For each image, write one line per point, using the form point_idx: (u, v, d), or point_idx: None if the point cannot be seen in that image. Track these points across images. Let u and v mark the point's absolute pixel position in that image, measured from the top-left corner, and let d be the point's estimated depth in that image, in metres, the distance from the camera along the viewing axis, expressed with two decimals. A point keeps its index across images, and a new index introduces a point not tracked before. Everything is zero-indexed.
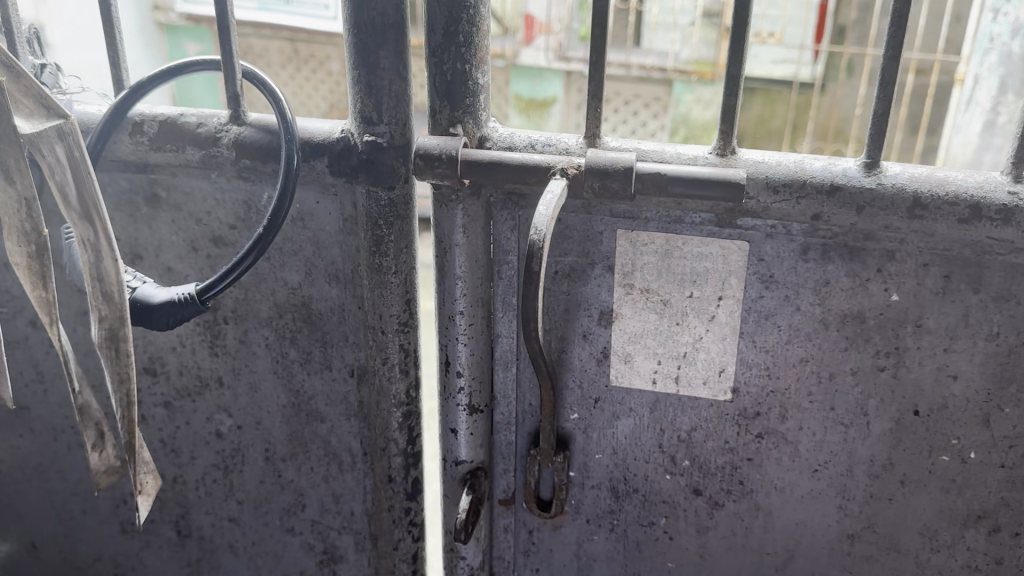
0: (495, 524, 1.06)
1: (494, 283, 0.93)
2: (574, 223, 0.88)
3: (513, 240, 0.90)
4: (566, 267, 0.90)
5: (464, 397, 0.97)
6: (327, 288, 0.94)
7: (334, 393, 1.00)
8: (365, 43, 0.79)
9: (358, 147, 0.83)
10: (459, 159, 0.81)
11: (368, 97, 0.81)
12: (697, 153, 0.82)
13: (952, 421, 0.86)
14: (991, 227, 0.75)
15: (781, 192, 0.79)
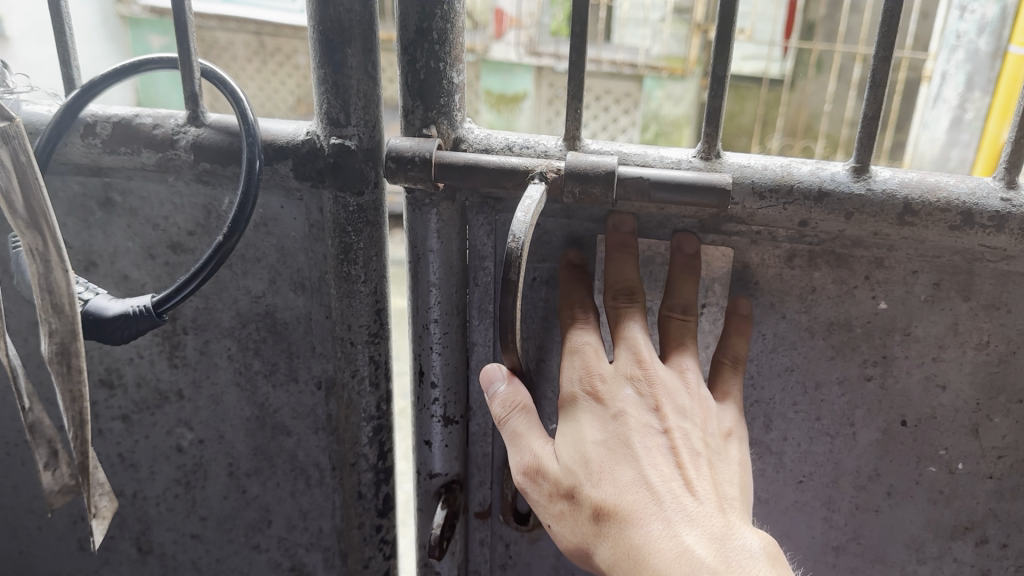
0: (471, 536, 1.02)
1: (469, 290, 0.89)
2: (550, 225, 0.84)
3: (491, 245, 0.86)
4: (545, 274, 0.86)
5: (439, 408, 0.93)
6: (292, 297, 0.89)
7: (301, 405, 0.96)
8: (332, 42, 0.74)
9: (325, 150, 0.78)
10: (433, 162, 0.76)
11: (335, 98, 0.76)
12: (680, 157, 0.79)
13: (940, 431, 0.83)
14: (983, 234, 0.72)
15: (768, 198, 0.75)
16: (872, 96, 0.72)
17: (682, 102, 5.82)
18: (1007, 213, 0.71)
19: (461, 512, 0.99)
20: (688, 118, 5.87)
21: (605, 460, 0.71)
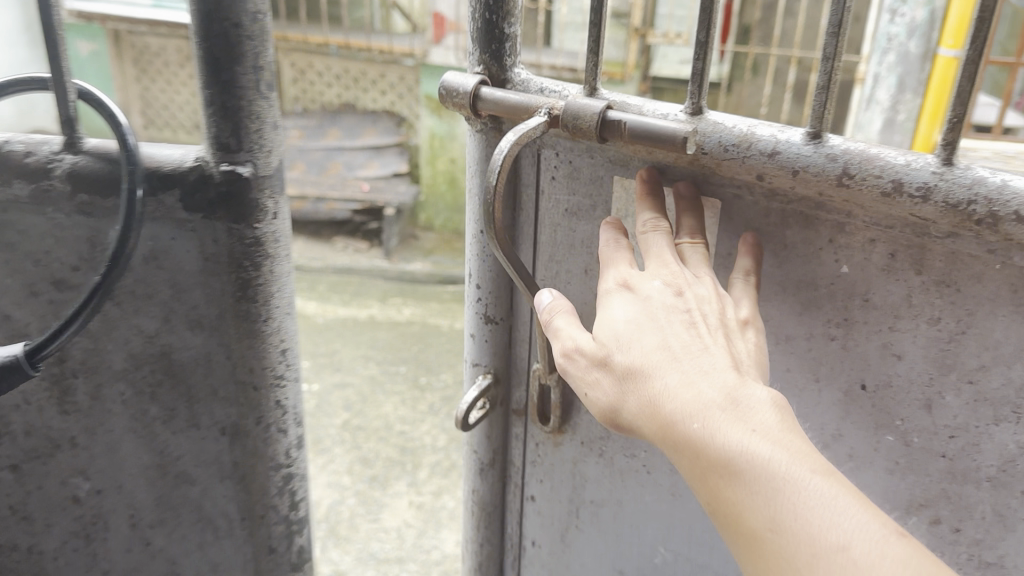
0: (510, 430, 1.16)
1: (517, 211, 1.01)
2: (579, 163, 0.93)
3: (536, 170, 0.97)
4: (575, 205, 0.95)
5: (482, 307, 1.08)
6: (189, 337, 0.82)
7: (204, 452, 0.89)
8: (217, 59, 0.68)
9: (214, 178, 0.73)
10: (471, 96, 0.92)
11: (224, 119, 0.71)
12: (670, 111, 0.85)
13: (896, 401, 0.80)
14: (913, 204, 0.70)
15: (731, 152, 0.78)
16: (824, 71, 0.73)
17: None
18: (945, 184, 0.68)
19: (499, 403, 1.13)
20: None
21: (632, 334, 0.72)
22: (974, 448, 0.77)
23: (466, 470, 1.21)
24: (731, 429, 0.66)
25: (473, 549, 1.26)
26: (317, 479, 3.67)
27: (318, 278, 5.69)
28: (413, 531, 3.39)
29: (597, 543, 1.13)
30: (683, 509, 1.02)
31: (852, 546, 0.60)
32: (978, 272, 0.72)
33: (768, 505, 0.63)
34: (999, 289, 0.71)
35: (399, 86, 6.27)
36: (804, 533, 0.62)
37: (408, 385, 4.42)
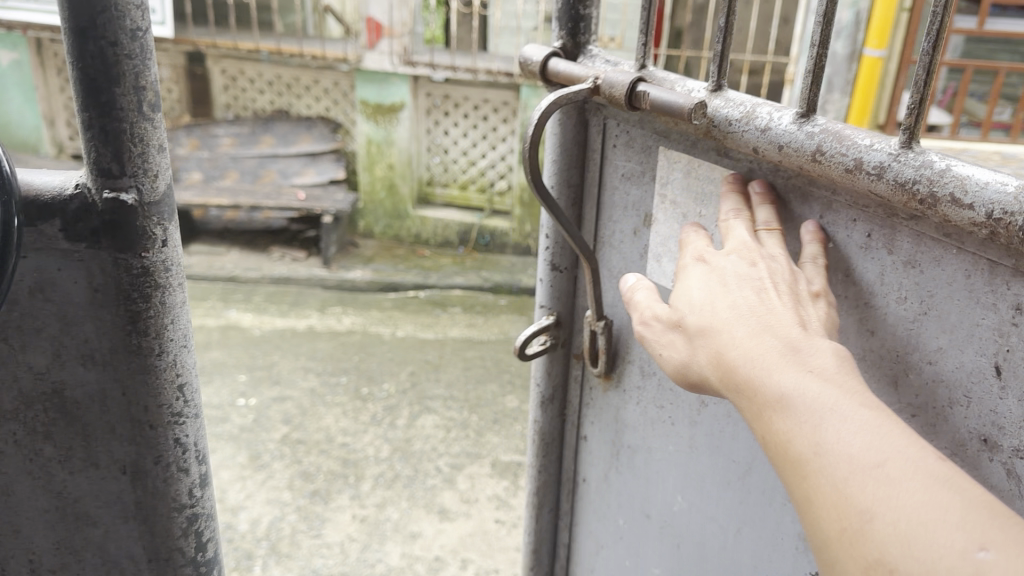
0: (571, 372, 1.44)
1: (584, 174, 1.29)
2: (630, 141, 1.19)
3: (601, 147, 1.24)
4: (629, 170, 1.21)
5: (548, 256, 1.36)
6: (82, 373, 0.92)
7: (105, 491, 0.99)
8: (96, 81, 0.81)
9: (98, 204, 0.84)
10: (545, 67, 1.25)
11: (106, 145, 0.83)
12: (697, 87, 1.07)
13: (869, 371, 0.90)
14: (870, 180, 0.81)
15: (735, 126, 0.95)
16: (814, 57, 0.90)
17: None
18: (897, 163, 0.79)
19: (562, 345, 1.41)
20: None
21: (705, 298, 0.87)
22: (932, 426, 0.85)
23: (534, 401, 1.49)
24: (787, 369, 0.76)
25: (536, 476, 1.54)
26: (256, 496, 3.58)
27: (255, 289, 5.58)
28: (356, 545, 3.32)
29: (633, 484, 1.35)
30: (696, 461, 1.19)
31: (886, 462, 0.67)
32: (936, 255, 0.81)
33: (814, 431, 0.71)
34: (954, 274, 0.79)
35: (333, 92, 6.23)
36: (844, 451, 0.69)
37: (348, 396, 4.34)
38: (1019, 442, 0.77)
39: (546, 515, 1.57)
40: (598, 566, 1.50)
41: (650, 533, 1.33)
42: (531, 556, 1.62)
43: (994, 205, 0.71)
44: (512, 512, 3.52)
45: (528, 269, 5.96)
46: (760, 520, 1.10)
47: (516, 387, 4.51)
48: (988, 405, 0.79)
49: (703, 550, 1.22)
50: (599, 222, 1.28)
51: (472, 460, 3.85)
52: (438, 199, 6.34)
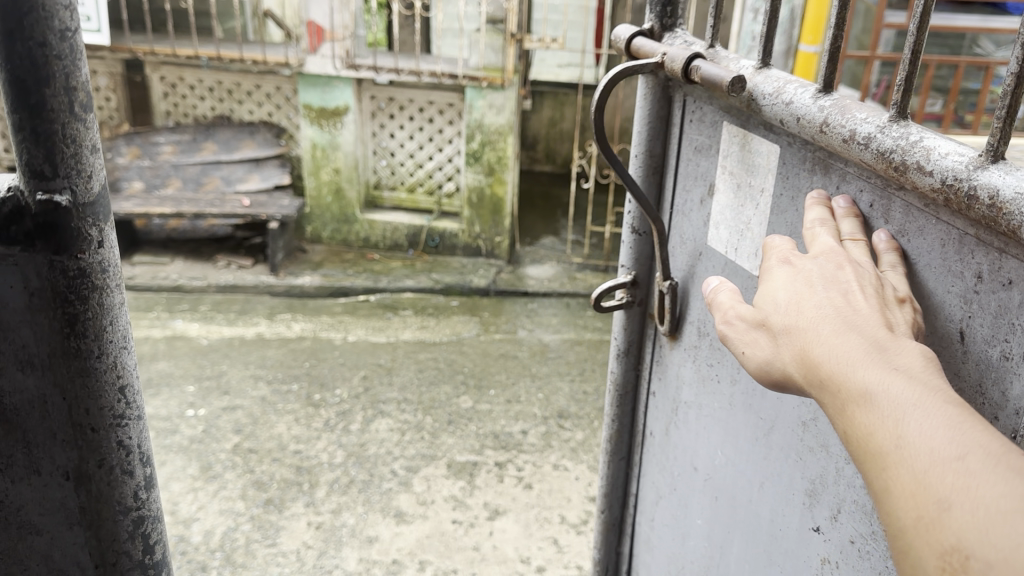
0: (647, 329, 1.62)
1: (665, 146, 1.47)
2: (702, 118, 1.36)
3: (681, 122, 1.43)
4: (699, 142, 1.38)
5: (629, 221, 1.55)
6: (23, 381, 0.97)
7: (49, 498, 1.03)
8: (25, 83, 0.85)
9: (31, 207, 0.88)
10: (630, 45, 1.45)
11: (37, 147, 0.87)
12: (744, 65, 1.22)
13: None
14: (859, 150, 0.93)
15: (769, 100, 1.11)
16: (835, 35, 1.05)
17: (504, 110, 5.71)
18: (880, 135, 0.90)
19: (636, 303, 1.59)
20: (510, 128, 5.72)
21: (790, 295, 0.89)
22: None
23: (614, 351, 1.68)
24: (872, 366, 0.77)
25: (614, 420, 1.74)
26: (208, 508, 3.52)
27: (201, 298, 5.50)
28: (312, 552, 3.29)
29: (689, 437, 1.49)
30: (732, 417, 1.32)
31: (967, 454, 0.67)
32: (919, 226, 0.90)
33: (895, 424, 0.72)
34: (933, 243, 0.88)
35: (275, 97, 6.16)
36: (926, 443, 0.70)
37: (301, 403, 4.31)
38: (973, 406, 0.84)
39: (622, 456, 1.77)
40: (658, 511, 1.67)
41: (697, 483, 1.48)
42: (606, 496, 1.82)
43: (948, 173, 0.81)
44: (469, 512, 3.53)
45: (479, 270, 5.97)
46: (775, 476, 1.21)
47: (470, 388, 4.51)
48: (954, 366, 0.87)
49: (735, 502, 1.34)
50: (676, 189, 1.47)
51: (427, 461, 3.85)
52: (386, 202, 6.30)
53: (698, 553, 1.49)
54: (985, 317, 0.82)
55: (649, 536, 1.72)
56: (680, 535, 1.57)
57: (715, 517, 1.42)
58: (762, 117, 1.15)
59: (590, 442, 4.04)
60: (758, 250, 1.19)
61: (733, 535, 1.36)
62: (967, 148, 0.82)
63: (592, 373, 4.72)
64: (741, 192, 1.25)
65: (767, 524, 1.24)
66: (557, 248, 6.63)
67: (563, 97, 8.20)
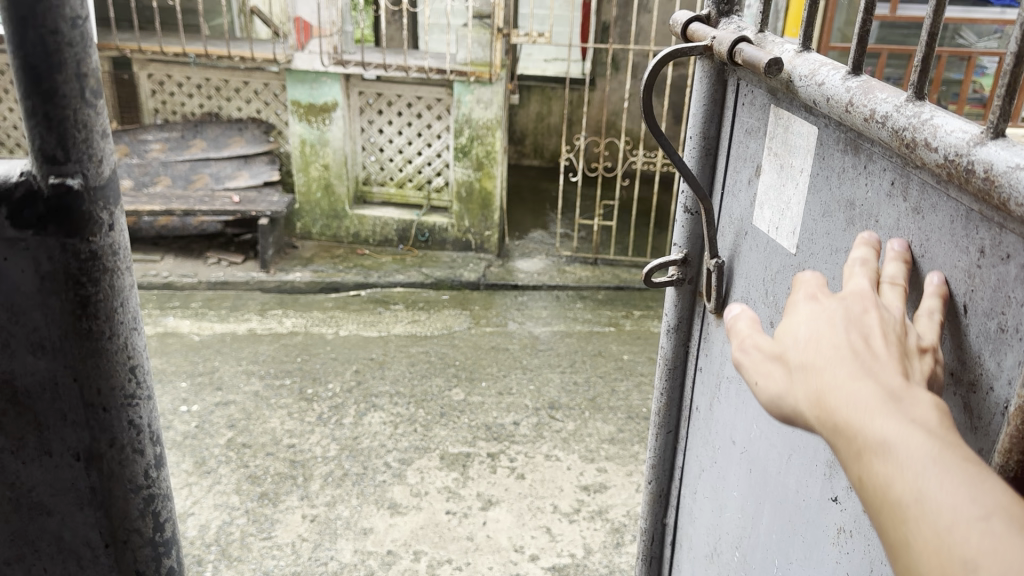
0: (696, 307, 1.65)
1: (718, 127, 1.51)
2: (753, 101, 1.40)
3: (734, 104, 1.47)
4: (749, 124, 1.41)
5: (682, 200, 1.59)
6: (36, 366, 1.05)
7: (60, 478, 1.12)
8: (38, 72, 0.93)
9: (44, 189, 0.96)
10: (685, 29, 1.49)
11: (50, 132, 0.95)
12: (782, 48, 1.25)
13: None
14: (878, 127, 0.96)
15: (804, 80, 1.14)
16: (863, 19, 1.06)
17: (492, 105, 5.73)
18: (896, 113, 0.93)
19: (685, 281, 1.63)
20: (498, 122, 5.74)
21: (812, 334, 0.90)
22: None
23: (664, 327, 1.72)
24: (889, 416, 0.77)
25: (663, 393, 1.77)
26: (203, 502, 3.54)
27: (192, 295, 5.51)
28: (308, 545, 3.31)
29: (729, 411, 1.53)
30: None
31: (984, 517, 0.68)
32: (933, 203, 0.93)
33: (909, 477, 0.73)
34: (944, 220, 0.92)
35: (263, 94, 6.14)
36: (940, 499, 0.71)
37: (293, 397, 4.32)
38: (974, 375, 0.88)
39: (671, 429, 1.81)
40: (699, 484, 1.70)
41: (734, 455, 1.51)
42: (654, 469, 1.86)
43: (951, 149, 0.85)
44: (462, 503, 3.56)
45: (469, 264, 6.00)
46: (802, 448, 1.25)
47: (462, 380, 4.54)
48: (957, 338, 0.90)
49: (766, 473, 1.38)
50: (727, 170, 1.50)
51: (420, 453, 3.88)
52: (376, 197, 6.31)
53: (731, 524, 1.53)
54: (986, 290, 0.86)
55: (691, 508, 1.76)
56: (716, 506, 1.61)
57: (748, 489, 1.46)
58: (801, 99, 1.18)
59: (581, 432, 4.08)
60: (798, 228, 1.23)
61: (763, 505, 1.40)
62: (971, 125, 0.85)
63: (583, 364, 4.75)
64: (783, 172, 1.28)
65: (793, 494, 1.29)
66: (547, 241, 6.67)
67: (550, 92, 8.22)
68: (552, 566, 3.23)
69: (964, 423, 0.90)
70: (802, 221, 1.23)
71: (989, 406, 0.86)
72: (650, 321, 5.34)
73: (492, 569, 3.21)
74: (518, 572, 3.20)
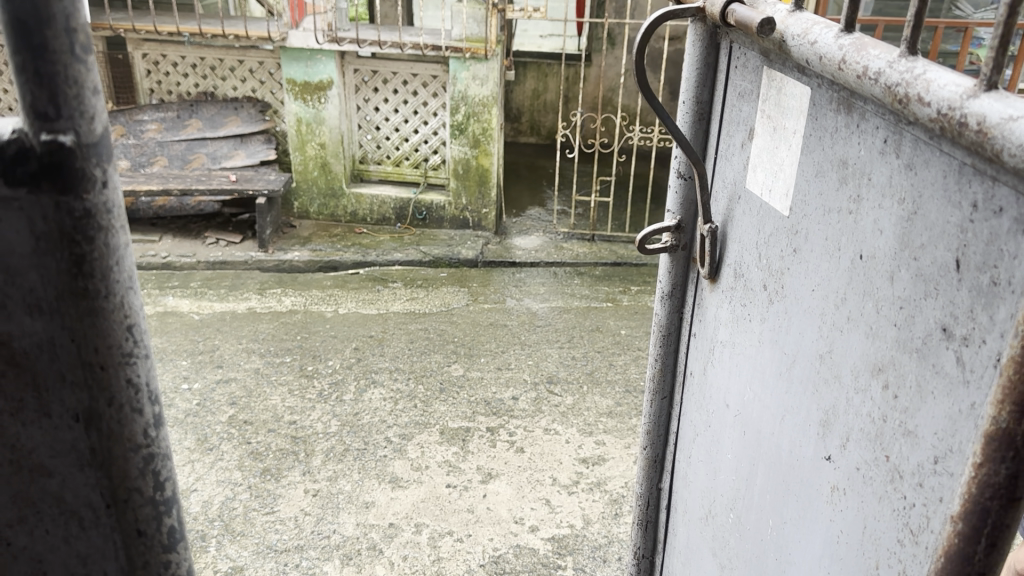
0: (690, 273, 1.66)
1: (710, 91, 1.52)
2: (746, 64, 1.40)
3: (727, 67, 1.47)
4: (742, 88, 1.42)
5: (676, 165, 1.60)
6: (27, 321, 0.72)
7: (58, 441, 0.78)
8: (21, 18, 0.62)
9: (35, 149, 0.66)
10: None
11: (40, 86, 0.64)
12: (773, 8, 1.24)
13: (876, 267, 1.03)
14: (872, 85, 0.96)
15: (796, 41, 1.14)
16: None
17: (488, 82, 5.70)
18: (889, 70, 0.93)
19: (678, 247, 1.64)
20: (494, 98, 5.72)
21: None
22: (911, 318, 0.97)
23: (659, 294, 1.73)
24: None
25: (658, 360, 1.78)
26: (206, 478, 3.56)
27: (191, 274, 5.51)
28: (310, 519, 3.33)
29: (723, 375, 1.53)
30: (761, 353, 1.37)
31: None
32: (926, 158, 0.94)
33: None
34: (938, 175, 0.92)
35: (258, 73, 6.09)
36: None
37: (294, 374, 4.34)
38: (965, 330, 0.87)
39: (665, 396, 1.82)
40: (694, 448, 1.71)
41: (728, 419, 1.52)
42: (649, 433, 1.88)
43: (944, 103, 0.84)
44: (462, 476, 3.58)
45: (467, 242, 6.00)
46: (795, 410, 1.26)
47: (461, 356, 4.55)
48: (949, 295, 0.90)
49: (760, 435, 1.39)
50: (720, 134, 1.51)
51: (421, 428, 3.89)
52: (373, 175, 6.28)
53: (726, 487, 1.54)
54: (978, 244, 0.86)
55: (686, 472, 1.77)
56: (711, 470, 1.62)
57: (742, 451, 1.47)
58: (794, 60, 1.18)
59: (579, 406, 4.10)
60: (791, 189, 1.23)
61: (757, 467, 1.41)
62: (965, 78, 0.84)
63: (581, 339, 4.77)
64: (776, 135, 1.28)
65: (787, 455, 1.29)
66: (544, 218, 6.66)
67: (546, 67, 8.18)
68: (551, 536, 3.26)
69: (953, 378, 0.89)
70: (795, 182, 1.23)
71: (978, 361, 0.85)
72: (647, 296, 5.35)
73: (492, 541, 3.23)
74: (518, 543, 3.22)
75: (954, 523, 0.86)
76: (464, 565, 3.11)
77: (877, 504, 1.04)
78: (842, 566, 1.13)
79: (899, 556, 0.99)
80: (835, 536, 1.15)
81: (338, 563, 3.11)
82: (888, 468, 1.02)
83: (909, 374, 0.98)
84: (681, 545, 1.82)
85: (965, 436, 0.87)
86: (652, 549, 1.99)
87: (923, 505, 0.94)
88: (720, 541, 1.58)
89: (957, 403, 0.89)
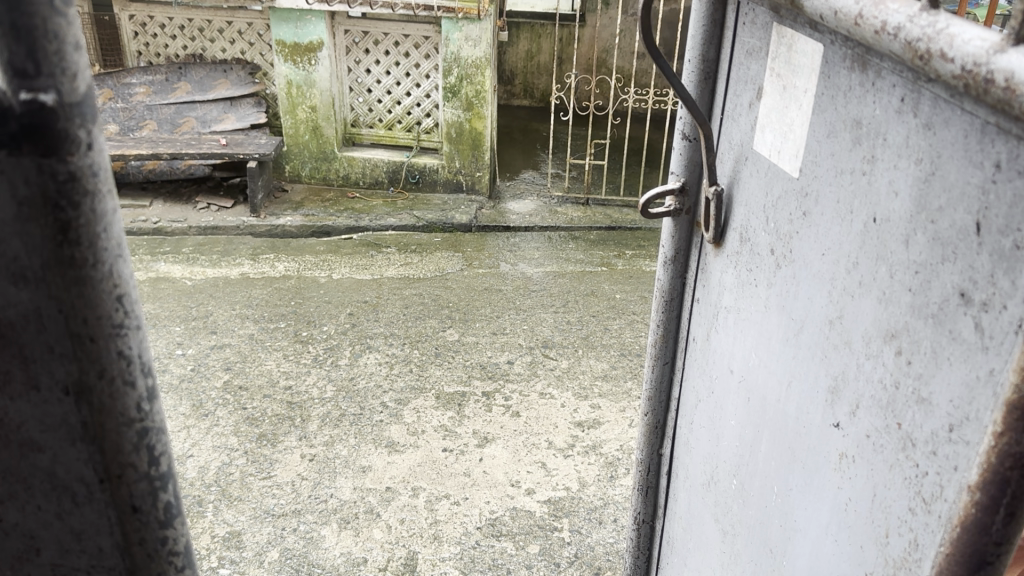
0: (695, 237, 1.63)
1: (716, 51, 1.48)
2: (754, 20, 1.36)
3: (734, 25, 1.43)
4: (750, 46, 1.38)
5: (680, 124, 1.56)
6: (11, 291, 0.68)
7: (49, 416, 0.74)
8: None
9: (15, 108, 0.61)
10: None
11: (17, 41, 0.59)
12: None
13: (890, 231, 1.00)
14: (890, 38, 0.92)
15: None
16: None
17: (481, 42, 5.62)
18: (909, 24, 0.89)
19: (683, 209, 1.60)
20: (487, 60, 5.64)
21: None
22: (927, 283, 0.94)
23: (662, 259, 1.71)
24: None
25: (660, 325, 1.76)
26: (202, 444, 3.54)
27: (183, 240, 5.45)
28: (307, 483, 3.32)
29: (727, 341, 1.51)
30: (767, 318, 1.34)
31: None
32: (945, 117, 0.90)
33: None
34: (958, 133, 0.88)
35: (247, 35, 5.99)
36: None
37: (289, 340, 4.31)
38: (984, 295, 0.85)
39: (667, 361, 1.80)
40: (696, 414, 1.69)
41: (732, 385, 1.50)
42: (650, 399, 1.85)
43: (968, 59, 0.80)
44: (458, 441, 3.58)
45: (461, 206, 5.95)
46: (802, 374, 1.24)
47: (456, 321, 4.52)
48: (968, 261, 0.87)
49: (765, 401, 1.37)
50: (728, 93, 1.47)
51: (416, 393, 3.88)
52: (365, 139, 6.19)
53: (729, 453, 1.53)
54: (1000, 207, 0.82)
55: (688, 438, 1.75)
56: (713, 436, 1.60)
57: (747, 418, 1.45)
58: (806, 15, 1.14)
59: (575, 370, 4.09)
60: (805, 150, 1.19)
61: (762, 434, 1.39)
62: (989, 32, 0.80)
63: (576, 303, 4.75)
64: (786, 94, 1.25)
65: (794, 421, 1.27)
66: (538, 181, 6.61)
67: (540, 28, 8.07)
68: (547, 499, 3.26)
69: (972, 344, 0.86)
70: (804, 143, 1.20)
71: (999, 327, 0.82)
72: (642, 260, 5.32)
73: (489, 503, 3.23)
74: (514, 505, 3.23)
75: (972, 493, 0.83)
76: (460, 528, 3.11)
77: (889, 472, 1.02)
78: (849, 534, 1.12)
79: (910, 525, 0.97)
80: (843, 503, 1.13)
81: (335, 527, 3.10)
82: (900, 436, 0.99)
83: (924, 338, 0.95)
84: (681, 510, 1.81)
85: (984, 404, 0.84)
86: (653, 515, 1.98)
87: (936, 473, 0.92)
88: (722, 507, 1.57)
89: (976, 369, 0.86)
